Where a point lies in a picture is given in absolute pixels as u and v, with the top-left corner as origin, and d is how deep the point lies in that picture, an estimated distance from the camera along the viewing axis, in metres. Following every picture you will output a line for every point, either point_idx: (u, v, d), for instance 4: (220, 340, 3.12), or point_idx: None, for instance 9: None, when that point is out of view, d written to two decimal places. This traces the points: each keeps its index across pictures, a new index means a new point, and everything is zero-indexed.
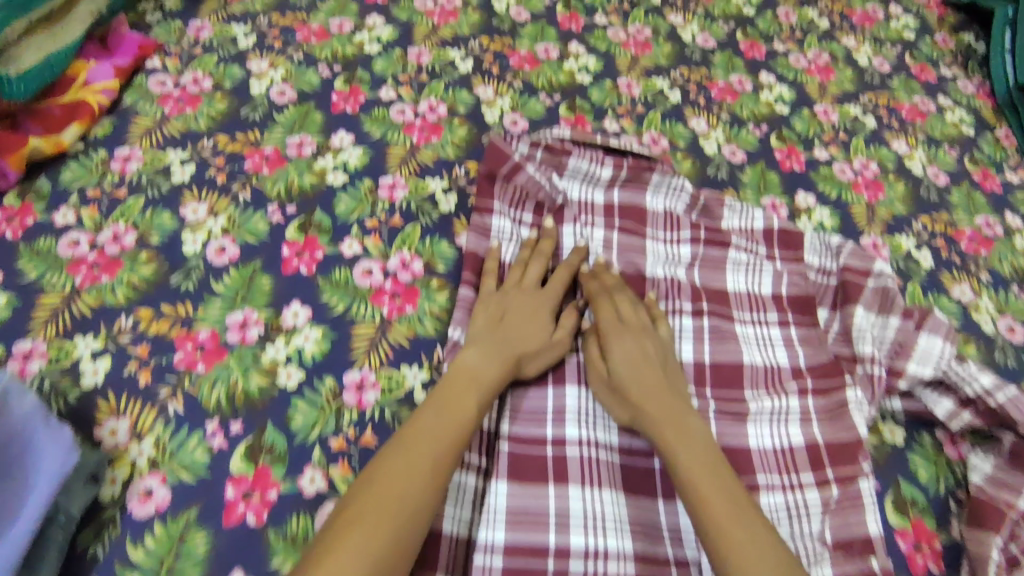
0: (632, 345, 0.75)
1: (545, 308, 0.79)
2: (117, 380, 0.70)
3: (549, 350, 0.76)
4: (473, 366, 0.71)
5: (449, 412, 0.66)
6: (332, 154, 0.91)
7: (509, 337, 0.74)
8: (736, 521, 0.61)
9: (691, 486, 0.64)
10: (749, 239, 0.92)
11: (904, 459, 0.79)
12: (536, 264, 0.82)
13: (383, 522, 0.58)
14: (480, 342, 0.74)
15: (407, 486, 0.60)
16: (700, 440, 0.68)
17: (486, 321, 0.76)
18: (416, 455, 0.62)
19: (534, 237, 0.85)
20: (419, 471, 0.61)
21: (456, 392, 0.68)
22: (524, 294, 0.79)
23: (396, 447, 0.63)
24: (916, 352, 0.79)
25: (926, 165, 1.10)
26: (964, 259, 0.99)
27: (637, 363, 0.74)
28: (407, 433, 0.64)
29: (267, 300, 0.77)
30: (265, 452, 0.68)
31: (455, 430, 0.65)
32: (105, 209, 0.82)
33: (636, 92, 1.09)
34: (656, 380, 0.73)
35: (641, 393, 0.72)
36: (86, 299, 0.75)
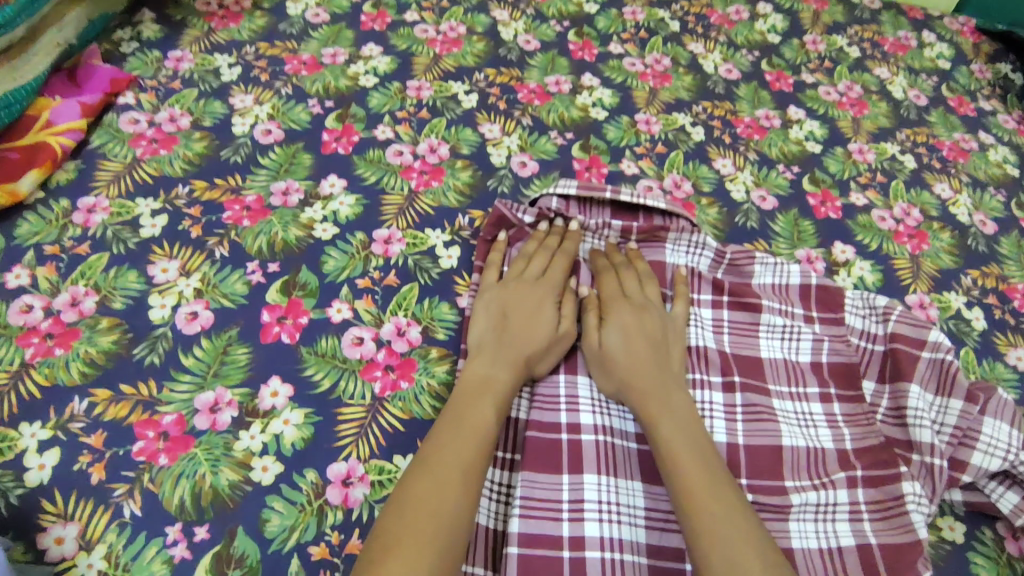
0: (628, 319, 0.72)
1: (550, 297, 0.74)
2: (65, 477, 0.60)
3: (559, 343, 0.72)
4: (484, 374, 0.66)
5: (473, 421, 0.61)
6: (321, 203, 0.82)
7: (515, 336, 0.69)
8: (715, 497, 0.57)
9: (668, 458, 0.60)
10: (783, 300, 0.82)
11: (965, 561, 0.69)
12: (541, 253, 0.77)
13: (424, 537, 0.51)
14: (484, 348, 0.69)
15: (447, 501, 0.54)
16: (683, 414, 0.65)
17: (488, 321, 0.71)
18: (443, 468, 0.56)
19: (543, 231, 0.81)
20: (455, 484, 0.56)
21: (474, 397, 0.63)
22: (525, 285, 0.74)
23: (419, 463, 0.57)
24: (981, 441, 0.70)
25: (972, 211, 1.00)
26: (1018, 318, 0.89)
27: (630, 338, 0.70)
28: (431, 446, 0.59)
29: (242, 377, 0.68)
30: (234, 564, 0.58)
31: (481, 440, 0.60)
32: (64, 268, 0.73)
33: (656, 129, 1.01)
34: (647, 354, 0.69)
35: (631, 368, 0.68)
36: (37, 378, 0.65)
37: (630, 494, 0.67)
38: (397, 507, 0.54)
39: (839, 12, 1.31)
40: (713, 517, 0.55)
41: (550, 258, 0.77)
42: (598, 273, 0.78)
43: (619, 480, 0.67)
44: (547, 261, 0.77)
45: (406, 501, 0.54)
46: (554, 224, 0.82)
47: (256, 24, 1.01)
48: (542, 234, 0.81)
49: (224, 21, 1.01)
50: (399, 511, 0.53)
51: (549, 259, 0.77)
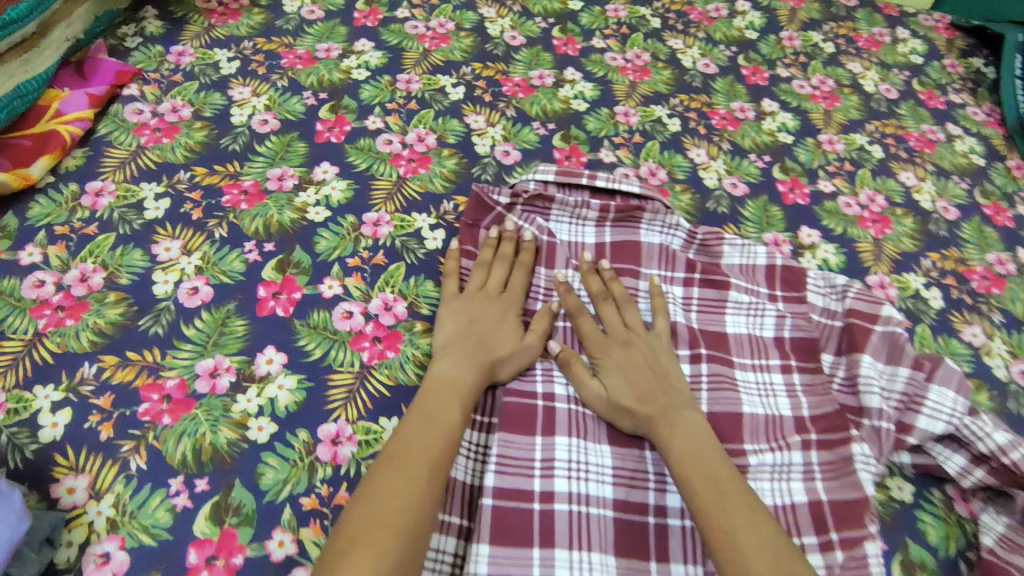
0: (621, 359, 0.74)
1: (512, 311, 0.78)
2: (77, 434, 0.66)
3: (524, 353, 0.75)
4: (450, 374, 0.70)
5: (440, 420, 0.65)
6: (314, 187, 0.88)
7: (483, 341, 0.74)
8: (727, 511, 0.60)
9: (683, 479, 0.64)
10: (750, 279, 0.88)
11: (913, 518, 0.73)
12: (499, 268, 0.80)
13: (392, 525, 0.56)
14: (451, 348, 0.73)
15: (415, 493, 0.58)
16: (690, 431, 0.68)
17: (455, 327, 0.75)
18: (410, 460, 0.61)
19: (496, 236, 0.83)
20: (422, 478, 0.60)
21: (440, 396, 0.68)
22: (490, 299, 0.78)
23: (388, 455, 0.61)
24: (927, 405, 0.74)
25: (935, 198, 1.06)
26: (975, 298, 0.94)
27: (627, 374, 0.73)
28: (400, 441, 0.63)
29: (240, 345, 0.73)
30: (231, 512, 0.63)
31: (446, 436, 0.64)
32: (73, 247, 0.78)
33: (634, 121, 1.06)
34: (648, 383, 0.72)
35: (631, 400, 0.71)
36: (49, 345, 0.71)
37: (599, 455, 0.72)
38: (367, 496, 0.58)
39: (816, 10, 1.36)
40: (725, 530, 0.59)
41: (510, 271, 0.81)
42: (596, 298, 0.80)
43: (588, 442, 0.72)
44: (506, 274, 0.81)
45: (378, 490, 0.58)
46: (505, 230, 0.84)
47: (253, 20, 1.06)
48: (495, 239, 0.83)
49: (223, 17, 1.06)
50: (369, 500, 0.58)
51: (508, 272, 0.81)
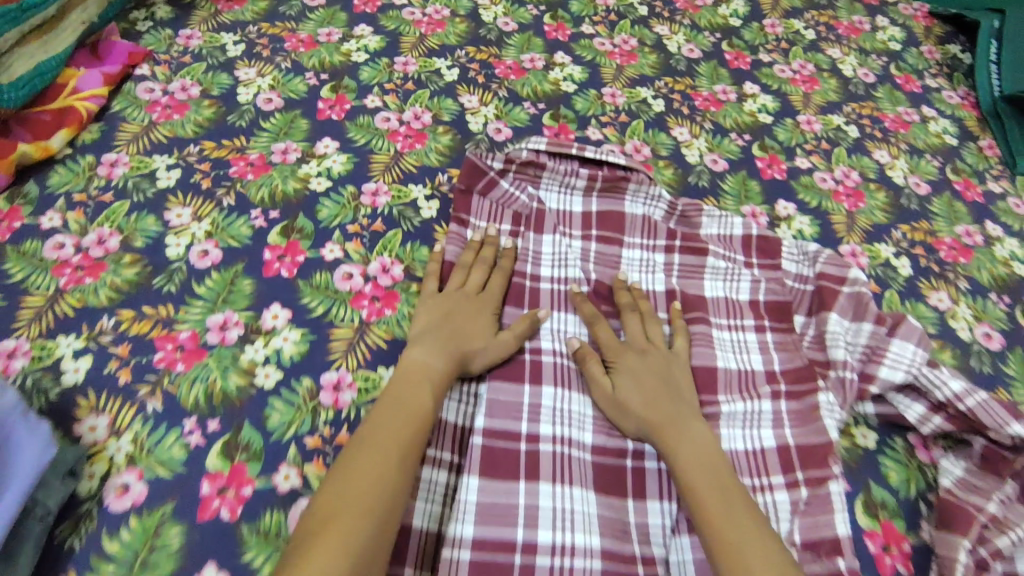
0: (637, 365, 0.75)
1: (488, 309, 0.79)
2: (97, 379, 0.71)
3: (495, 347, 0.76)
4: (420, 363, 0.71)
5: (411, 408, 0.67)
6: (316, 160, 0.93)
7: (454, 334, 0.75)
8: (734, 524, 0.62)
9: (690, 490, 0.66)
10: (727, 247, 0.92)
11: (876, 462, 0.78)
12: (479, 269, 0.81)
13: (359, 509, 0.58)
14: (424, 338, 0.74)
15: (382, 481, 0.61)
16: (699, 444, 0.69)
17: (429, 320, 0.76)
18: (381, 450, 0.63)
19: (478, 240, 0.84)
20: (392, 464, 0.62)
21: (410, 385, 0.69)
22: (467, 296, 0.79)
23: (359, 444, 0.63)
24: (888, 356, 0.79)
25: (908, 174, 1.11)
26: (943, 266, 0.99)
27: (640, 381, 0.74)
28: (371, 427, 0.65)
29: (248, 302, 0.79)
30: (241, 450, 0.68)
31: (416, 424, 0.66)
32: (91, 212, 0.83)
33: (620, 101, 1.11)
34: (659, 391, 0.73)
35: (641, 406, 0.72)
36: (70, 301, 0.76)
37: (582, 404, 0.76)
38: (337, 481, 0.60)
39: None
40: (736, 547, 0.60)
41: (489, 273, 0.82)
42: (624, 309, 0.82)
43: (572, 392, 0.77)
44: (486, 275, 0.82)
45: (345, 475, 0.61)
46: (485, 235, 0.85)
47: (258, 6, 1.12)
48: (478, 243, 0.84)
49: (229, 3, 1.11)
50: (337, 486, 0.60)
51: (487, 274, 0.82)
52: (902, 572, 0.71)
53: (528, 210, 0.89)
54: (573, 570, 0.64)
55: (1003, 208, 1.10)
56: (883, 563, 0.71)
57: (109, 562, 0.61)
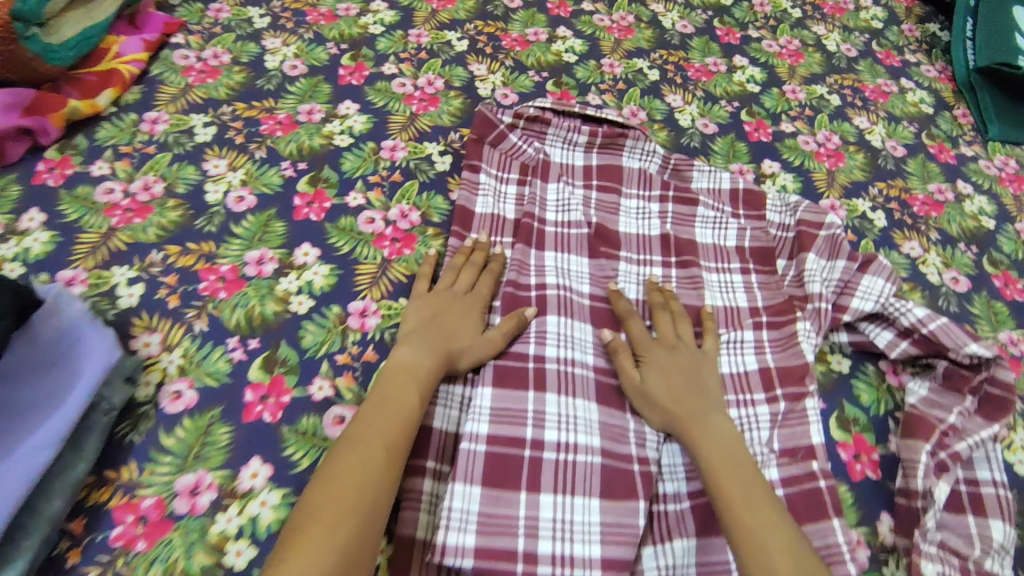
0: (665, 361, 0.78)
1: (475, 310, 0.80)
2: (149, 302, 0.79)
3: (482, 344, 0.77)
4: (409, 361, 0.72)
5: (398, 405, 0.68)
6: (338, 120, 1.01)
7: (441, 332, 0.76)
8: (755, 514, 0.64)
9: (715, 483, 0.67)
10: (716, 199, 1.01)
11: (849, 385, 0.86)
12: (468, 271, 0.84)
13: (345, 508, 0.59)
14: (413, 337, 0.76)
15: (367, 479, 0.61)
16: (718, 439, 0.71)
17: (419, 321, 0.78)
18: (368, 446, 0.64)
19: (467, 246, 0.86)
20: (376, 460, 0.63)
21: (398, 383, 0.70)
22: (455, 297, 0.81)
23: (346, 440, 0.64)
24: (860, 288, 0.88)
25: (885, 138, 1.19)
26: (915, 219, 1.07)
27: (668, 375, 0.76)
28: (357, 426, 0.66)
29: (281, 241, 0.87)
30: (279, 364, 0.77)
31: (403, 420, 0.67)
32: (136, 162, 0.92)
33: (618, 71, 1.19)
34: (685, 387, 0.76)
35: (667, 398, 0.74)
36: (121, 237, 0.84)
37: (583, 331, 0.83)
38: (323, 480, 0.61)
39: None
40: (757, 539, 0.62)
41: (478, 276, 0.84)
42: (655, 309, 0.85)
43: (573, 320, 0.83)
44: (475, 278, 0.84)
45: (331, 474, 0.61)
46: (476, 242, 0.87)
47: None
48: (468, 249, 0.86)
49: None
50: (325, 484, 0.61)
51: (475, 277, 0.84)
52: (871, 477, 0.79)
53: (534, 163, 0.98)
54: (576, 465, 0.71)
55: (975, 169, 1.18)
56: (854, 469, 0.79)
57: (167, 454, 0.70)
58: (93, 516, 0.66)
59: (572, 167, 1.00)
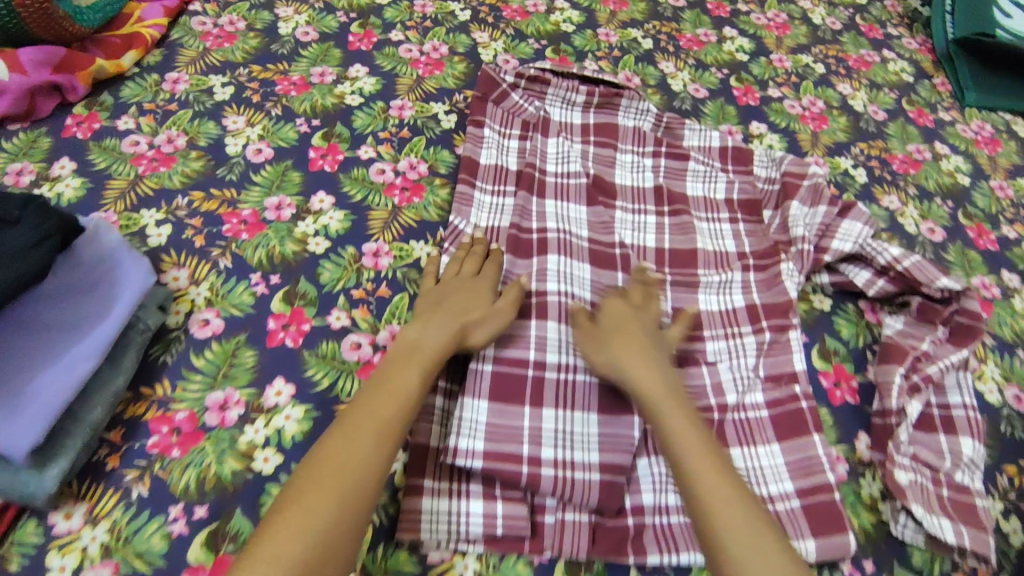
0: (620, 314, 0.78)
1: (484, 288, 0.80)
2: (176, 242, 0.85)
3: (495, 315, 0.77)
4: (413, 339, 0.72)
5: (396, 388, 0.67)
6: (349, 81, 1.07)
7: (449, 310, 0.76)
8: (718, 485, 0.63)
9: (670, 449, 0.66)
10: (706, 155, 1.06)
11: (830, 321, 0.92)
12: (471, 259, 0.84)
13: (326, 498, 0.58)
14: (420, 319, 0.75)
15: (356, 463, 0.60)
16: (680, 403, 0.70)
17: (428, 306, 0.78)
18: (358, 429, 0.63)
19: (467, 240, 0.87)
20: (366, 444, 0.62)
21: (400, 365, 0.69)
22: (461, 281, 0.81)
23: (339, 424, 0.64)
24: (839, 231, 0.94)
25: (867, 104, 1.25)
26: (894, 176, 1.14)
27: (627, 325, 0.76)
28: (350, 410, 0.65)
29: (298, 189, 0.93)
30: (299, 297, 0.83)
31: (402, 403, 0.66)
32: (159, 118, 0.97)
33: (614, 40, 1.25)
34: (641, 339, 0.75)
35: (620, 346, 0.74)
36: (148, 184, 0.90)
37: (582, 269, 0.89)
38: (309, 467, 0.60)
39: None
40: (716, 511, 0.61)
41: (481, 263, 0.84)
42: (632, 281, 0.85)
43: (573, 260, 0.89)
44: (479, 264, 0.84)
45: (318, 460, 0.61)
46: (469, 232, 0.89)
47: None
48: (468, 242, 0.86)
49: None
50: (312, 469, 0.60)
51: (479, 263, 0.84)
52: (850, 402, 0.85)
53: (536, 120, 1.04)
54: (576, 384, 0.77)
55: (952, 132, 1.24)
56: (834, 394, 0.85)
57: (198, 374, 0.76)
58: (130, 427, 0.71)
59: (571, 125, 1.06)
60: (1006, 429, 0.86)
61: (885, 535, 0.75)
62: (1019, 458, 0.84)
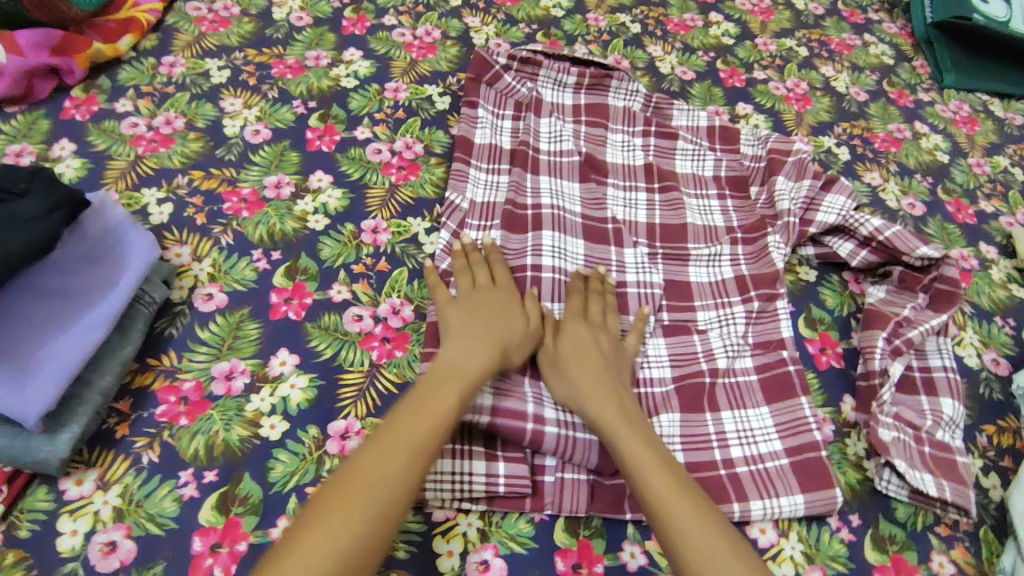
0: (582, 334, 0.78)
1: (513, 301, 0.80)
2: (178, 220, 0.87)
3: (530, 337, 0.78)
4: (456, 362, 0.71)
5: (434, 406, 0.66)
6: (344, 65, 1.09)
7: (490, 330, 0.75)
8: (682, 500, 0.63)
9: (632, 468, 0.66)
10: (695, 135, 1.09)
11: (815, 292, 0.95)
12: (482, 268, 0.82)
13: (354, 517, 0.57)
14: (460, 339, 0.74)
15: (385, 480, 0.60)
16: (638, 424, 0.71)
17: (461, 322, 0.76)
18: (392, 446, 0.62)
19: (462, 246, 0.85)
20: (399, 461, 0.61)
21: (441, 384, 0.69)
22: (488, 294, 0.80)
23: (373, 438, 0.63)
24: (823, 204, 0.97)
25: (849, 85, 1.29)
26: (876, 154, 1.17)
27: (582, 348, 0.77)
28: (387, 424, 0.64)
29: (296, 168, 0.94)
30: (301, 272, 0.85)
31: (438, 422, 0.65)
32: (157, 101, 0.99)
33: (602, 24, 1.28)
34: (599, 363, 0.76)
35: (579, 371, 0.74)
36: (148, 164, 0.91)
37: (575, 245, 0.92)
38: (339, 482, 0.60)
39: None
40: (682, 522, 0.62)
41: (491, 269, 0.83)
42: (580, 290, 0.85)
43: (566, 236, 0.92)
44: (489, 272, 0.83)
45: (349, 474, 0.60)
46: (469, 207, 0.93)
47: None
48: (464, 249, 0.85)
49: None
50: (340, 484, 0.59)
51: (489, 271, 0.83)
52: (835, 366, 0.88)
53: (528, 100, 1.06)
54: None
55: (931, 112, 1.28)
56: (820, 360, 0.88)
57: (203, 346, 0.77)
58: (138, 397, 0.73)
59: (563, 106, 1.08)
60: (985, 391, 0.90)
61: (870, 490, 0.79)
62: (997, 418, 0.88)
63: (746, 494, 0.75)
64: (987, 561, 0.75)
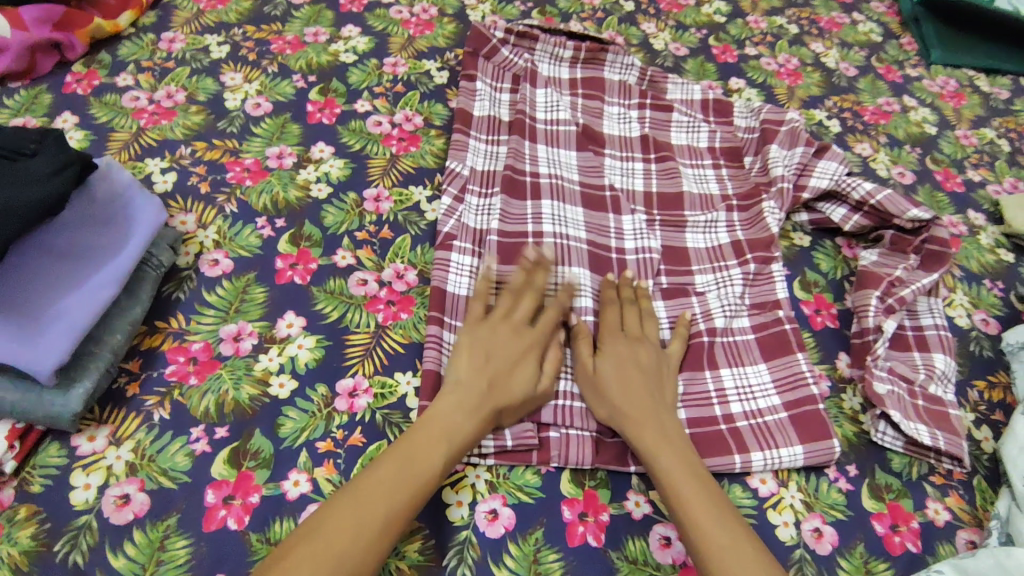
0: (623, 352, 0.78)
1: (532, 347, 0.75)
2: (182, 189, 0.88)
3: (534, 400, 0.73)
4: (450, 420, 0.67)
5: (420, 465, 0.63)
6: (342, 40, 1.10)
7: (491, 385, 0.71)
8: (718, 525, 0.64)
9: (674, 490, 0.67)
10: (689, 107, 1.11)
11: (809, 256, 0.97)
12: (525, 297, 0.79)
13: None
14: (455, 391, 0.70)
15: (353, 542, 0.57)
16: (678, 447, 0.71)
17: (470, 364, 0.72)
18: (370, 504, 0.60)
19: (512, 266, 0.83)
20: (372, 520, 0.59)
21: (432, 441, 0.65)
22: (503, 330, 0.76)
23: (352, 489, 0.61)
24: (816, 170, 0.99)
25: (839, 61, 1.31)
26: (866, 126, 1.19)
27: (622, 368, 0.76)
28: (362, 481, 0.61)
29: (298, 139, 0.95)
30: (305, 239, 0.86)
31: (418, 488, 0.62)
32: (158, 75, 0.99)
33: (597, 3, 1.29)
34: (641, 386, 0.75)
35: (619, 392, 0.74)
36: (150, 136, 0.92)
37: (575, 211, 0.94)
38: (312, 537, 0.57)
39: None
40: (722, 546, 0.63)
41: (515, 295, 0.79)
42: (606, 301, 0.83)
43: (566, 205, 0.93)
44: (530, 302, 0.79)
45: (319, 532, 0.57)
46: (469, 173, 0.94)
47: None
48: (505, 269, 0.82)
49: None
50: (309, 540, 0.56)
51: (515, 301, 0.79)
52: (830, 326, 0.90)
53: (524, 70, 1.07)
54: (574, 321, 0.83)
55: (919, 87, 1.30)
56: (815, 320, 0.90)
57: (210, 309, 0.78)
58: (147, 357, 0.74)
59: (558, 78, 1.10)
60: (975, 348, 0.92)
61: (866, 442, 0.81)
62: (987, 373, 0.90)
63: (747, 445, 0.77)
64: (980, 507, 0.77)
